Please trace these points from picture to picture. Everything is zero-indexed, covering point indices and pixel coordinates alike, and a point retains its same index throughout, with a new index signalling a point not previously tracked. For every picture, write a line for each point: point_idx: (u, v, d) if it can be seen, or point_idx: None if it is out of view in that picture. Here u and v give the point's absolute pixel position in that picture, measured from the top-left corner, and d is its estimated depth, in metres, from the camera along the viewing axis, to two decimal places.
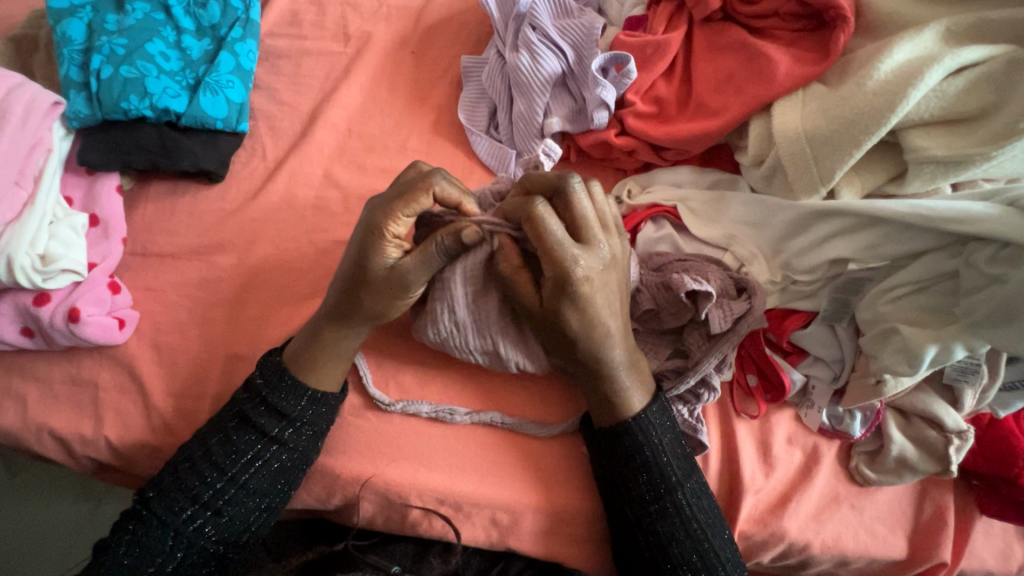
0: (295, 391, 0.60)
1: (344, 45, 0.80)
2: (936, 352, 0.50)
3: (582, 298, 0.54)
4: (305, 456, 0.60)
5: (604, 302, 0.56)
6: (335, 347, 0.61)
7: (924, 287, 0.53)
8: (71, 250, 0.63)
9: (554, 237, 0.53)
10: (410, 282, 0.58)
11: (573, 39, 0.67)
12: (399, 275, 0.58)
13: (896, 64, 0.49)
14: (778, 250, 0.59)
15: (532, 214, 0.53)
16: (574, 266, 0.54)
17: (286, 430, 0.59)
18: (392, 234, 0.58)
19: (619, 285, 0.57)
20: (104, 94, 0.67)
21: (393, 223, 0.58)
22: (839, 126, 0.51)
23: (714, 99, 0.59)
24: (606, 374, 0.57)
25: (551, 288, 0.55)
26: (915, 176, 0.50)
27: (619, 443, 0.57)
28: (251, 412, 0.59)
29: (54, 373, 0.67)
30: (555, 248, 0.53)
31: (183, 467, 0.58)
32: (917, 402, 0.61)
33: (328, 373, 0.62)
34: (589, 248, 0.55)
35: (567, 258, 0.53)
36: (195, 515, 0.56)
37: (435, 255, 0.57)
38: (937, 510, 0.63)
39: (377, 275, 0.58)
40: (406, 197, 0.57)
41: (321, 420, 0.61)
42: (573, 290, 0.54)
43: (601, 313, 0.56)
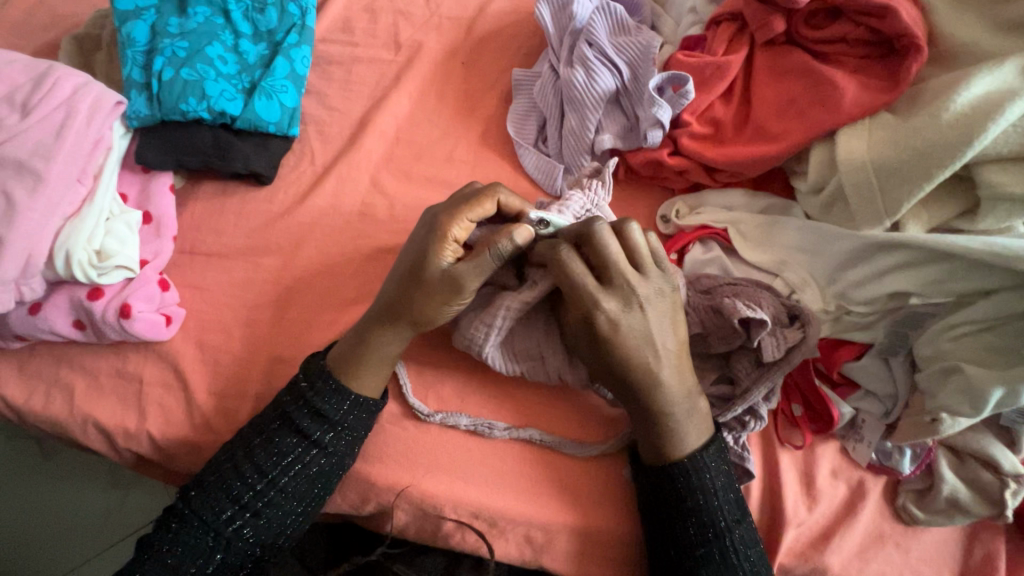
0: (339, 395, 0.60)
1: (394, 53, 0.81)
2: (1003, 395, 0.49)
3: (608, 339, 0.55)
4: (345, 463, 0.60)
5: (646, 339, 0.55)
6: (382, 358, 0.61)
7: (991, 326, 0.51)
8: (126, 247, 0.64)
9: (581, 282, 0.55)
10: (463, 286, 0.58)
11: (629, 57, 0.66)
12: (452, 278, 0.58)
13: (974, 96, 0.48)
14: (833, 279, 0.58)
15: (558, 258, 0.56)
16: (598, 309, 0.55)
17: (328, 435, 0.59)
18: (452, 237, 0.59)
19: (664, 317, 0.56)
20: (164, 95, 0.69)
21: (456, 225, 0.59)
22: (910, 157, 0.49)
23: (775, 124, 0.58)
24: (655, 415, 0.56)
25: (584, 330, 0.56)
26: (989, 213, 0.49)
27: (672, 484, 0.56)
28: (294, 413, 0.59)
29: (102, 365, 0.68)
30: (578, 291, 0.55)
31: (226, 466, 0.58)
32: (971, 441, 0.59)
33: (371, 383, 0.61)
34: (617, 292, 0.56)
35: (591, 301, 0.55)
36: (234, 516, 0.56)
37: (487, 256, 0.57)
38: (988, 555, 0.61)
39: (432, 275, 0.59)
40: (471, 202, 0.60)
41: (360, 427, 0.61)
42: (601, 334, 0.55)
43: (638, 353, 0.55)
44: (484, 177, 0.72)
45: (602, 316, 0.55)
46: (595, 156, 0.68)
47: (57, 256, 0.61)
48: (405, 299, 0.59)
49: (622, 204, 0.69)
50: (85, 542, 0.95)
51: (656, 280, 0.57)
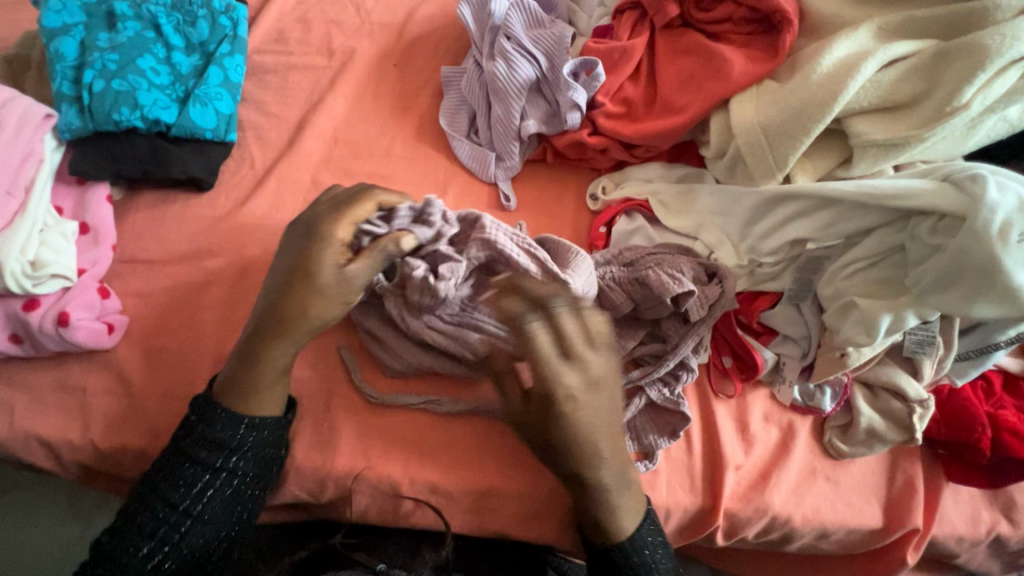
0: (231, 421, 0.58)
1: (328, 59, 0.84)
2: (890, 320, 0.54)
3: (562, 413, 0.54)
4: (260, 481, 0.60)
5: (596, 417, 0.55)
6: (272, 378, 0.60)
7: (876, 262, 0.57)
8: (62, 256, 0.65)
9: (543, 351, 0.54)
10: (353, 287, 0.59)
11: (545, 47, 0.71)
12: (344, 279, 0.59)
13: (837, 58, 0.54)
14: (744, 235, 0.63)
15: (524, 330, 0.55)
16: (558, 384, 0.54)
17: (232, 460, 0.58)
18: (338, 239, 0.60)
19: (610, 407, 0.56)
20: (96, 106, 0.70)
21: (338, 229, 0.60)
22: (790, 115, 0.55)
23: (678, 98, 0.64)
24: (591, 487, 0.56)
25: (535, 399, 0.56)
26: (861, 159, 0.55)
27: (615, 562, 0.56)
28: (187, 446, 0.57)
29: (42, 380, 0.67)
30: (542, 364, 0.54)
31: (133, 509, 0.57)
32: (882, 375, 0.65)
33: (271, 400, 0.60)
34: (579, 365, 0.55)
35: (555, 373, 0.54)
36: (152, 552, 0.54)
37: (376, 258, 0.59)
38: (908, 479, 0.66)
39: (325, 278, 0.59)
40: (349, 203, 0.62)
41: (262, 447, 0.59)
42: (557, 407, 0.54)
43: (586, 433, 0.55)
44: (421, 169, 0.75)
45: (561, 392, 0.54)
46: (523, 142, 0.73)
47: None
48: (305, 309, 0.59)
49: (553, 186, 0.74)
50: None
51: (607, 357, 0.56)
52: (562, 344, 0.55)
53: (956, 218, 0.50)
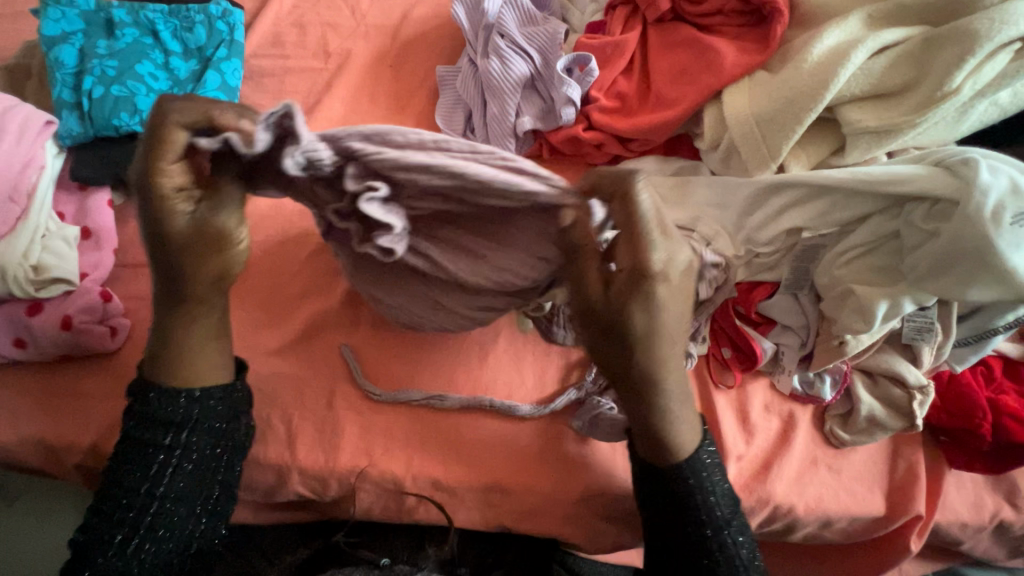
0: (171, 396, 0.55)
1: (325, 62, 0.85)
2: (888, 307, 0.54)
3: (653, 294, 0.46)
4: (221, 451, 0.57)
5: (667, 323, 0.48)
6: (206, 340, 0.56)
7: (872, 249, 0.57)
8: (64, 261, 0.66)
9: (649, 225, 0.44)
10: (226, 230, 0.49)
11: (539, 44, 0.71)
12: (205, 230, 0.48)
13: (827, 47, 0.55)
14: (740, 226, 0.64)
15: (630, 190, 0.44)
16: (655, 254, 0.45)
17: (183, 436, 0.55)
18: (171, 189, 0.46)
19: (682, 295, 0.48)
20: (96, 112, 0.70)
21: (163, 175, 0.45)
22: (782, 105, 0.56)
23: (671, 91, 0.64)
24: (651, 398, 0.52)
25: (625, 278, 0.46)
26: (854, 147, 0.55)
27: (676, 487, 0.54)
28: (135, 431, 0.55)
29: (48, 385, 0.68)
30: (641, 231, 0.44)
31: (99, 503, 0.54)
32: (881, 361, 0.65)
33: (213, 369, 0.57)
34: (671, 241, 0.46)
35: (650, 245, 0.45)
36: (126, 540, 0.52)
37: (231, 184, 0.48)
38: (910, 467, 0.66)
39: (181, 234, 0.48)
40: (156, 142, 0.44)
41: (216, 417, 0.56)
42: (649, 285, 0.46)
43: (659, 325, 0.48)
44: None
45: (656, 269, 0.45)
46: (519, 139, 0.73)
47: None
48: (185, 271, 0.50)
49: None
50: None
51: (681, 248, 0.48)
52: (661, 218, 0.46)
53: (950, 203, 0.50)
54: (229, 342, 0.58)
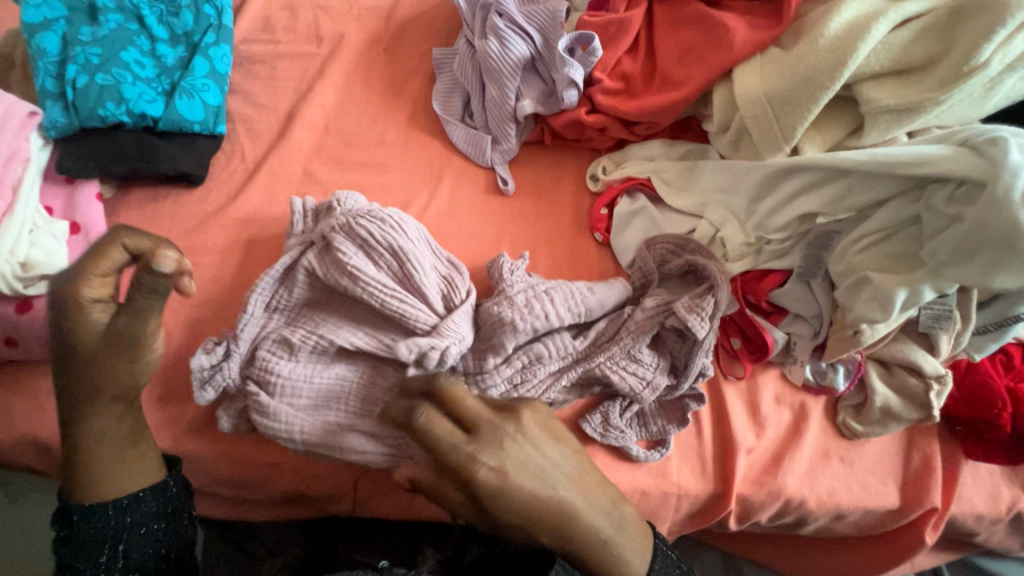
0: (98, 510, 0.52)
1: (317, 46, 0.81)
2: (907, 296, 0.52)
3: (501, 464, 0.45)
4: (174, 532, 0.55)
5: (542, 470, 0.47)
6: (123, 441, 0.53)
7: (890, 234, 0.54)
8: (52, 257, 0.64)
9: (463, 406, 0.47)
10: (141, 337, 0.49)
11: (539, 23, 0.68)
12: (116, 336, 0.48)
13: (845, 20, 0.52)
14: (751, 213, 0.61)
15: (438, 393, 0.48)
16: (478, 470, 0.45)
17: (126, 537, 0.53)
18: (88, 300, 0.47)
19: (563, 463, 0.49)
20: (80, 102, 0.68)
21: (84, 287, 0.47)
22: (796, 84, 0.53)
23: (678, 71, 0.61)
24: (591, 550, 0.49)
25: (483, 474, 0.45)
26: (873, 127, 0.52)
27: None
28: (68, 548, 0.51)
29: (40, 384, 0.67)
30: (472, 421, 0.47)
31: None
32: (897, 351, 0.63)
33: (139, 466, 0.54)
34: (488, 440, 0.46)
35: (471, 466, 0.45)
36: None
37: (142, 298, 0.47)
38: (925, 458, 0.64)
39: (89, 339, 0.48)
40: (91, 259, 0.47)
41: (152, 516, 0.54)
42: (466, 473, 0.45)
43: (533, 482, 0.46)
44: (416, 156, 0.73)
45: (482, 468, 0.45)
46: (519, 124, 0.71)
47: None
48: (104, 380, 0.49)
49: (551, 169, 0.72)
50: None
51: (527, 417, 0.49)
52: (480, 423, 0.47)
53: (975, 185, 0.48)
54: (151, 444, 0.55)
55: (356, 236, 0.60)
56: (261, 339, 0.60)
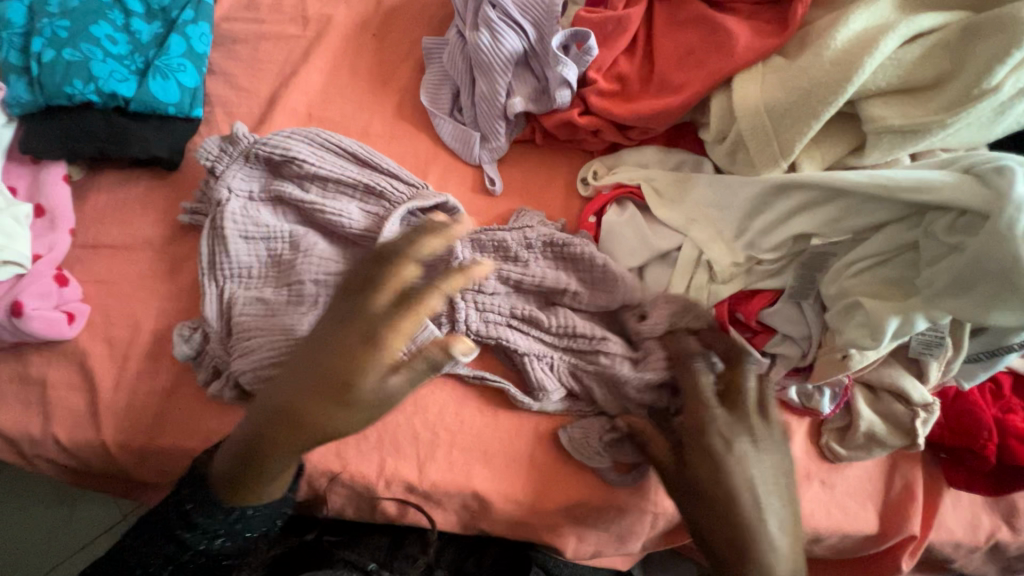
0: (228, 504, 0.55)
1: (302, 29, 0.78)
2: (899, 323, 0.50)
3: (722, 468, 0.51)
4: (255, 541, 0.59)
5: (755, 482, 0.51)
6: (280, 472, 0.50)
7: (886, 260, 0.52)
8: (14, 241, 0.61)
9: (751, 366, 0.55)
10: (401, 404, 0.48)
11: (534, 16, 0.65)
12: (388, 401, 0.47)
13: (852, 33, 0.49)
14: (742, 231, 0.59)
15: (689, 366, 0.55)
16: (711, 419, 0.52)
17: (230, 530, 0.56)
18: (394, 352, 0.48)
19: (782, 477, 0.52)
20: (45, 78, 0.64)
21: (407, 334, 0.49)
22: (797, 97, 0.50)
23: (676, 75, 0.58)
24: None
25: (681, 456, 0.54)
26: (875, 147, 0.50)
27: None
28: (191, 512, 0.55)
29: (3, 371, 0.65)
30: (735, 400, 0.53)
31: (132, 547, 0.57)
32: (884, 376, 0.61)
33: (268, 490, 0.52)
34: (740, 417, 0.53)
35: (711, 416, 0.52)
36: None
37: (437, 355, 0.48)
38: (907, 484, 0.63)
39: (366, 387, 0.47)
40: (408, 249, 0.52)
41: (263, 522, 0.57)
42: (712, 454, 0.51)
43: (741, 494, 0.50)
44: (402, 150, 0.70)
45: (716, 437, 0.52)
46: (510, 122, 0.68)
47: None
48: (293, 405, 0.48)
49: (541, 171, 0.69)
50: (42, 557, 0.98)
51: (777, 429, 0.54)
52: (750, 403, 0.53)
53: (978, 215, 0.45)
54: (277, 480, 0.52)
55: (315, 143, 0.65)
56: (238, 295, 0.62)
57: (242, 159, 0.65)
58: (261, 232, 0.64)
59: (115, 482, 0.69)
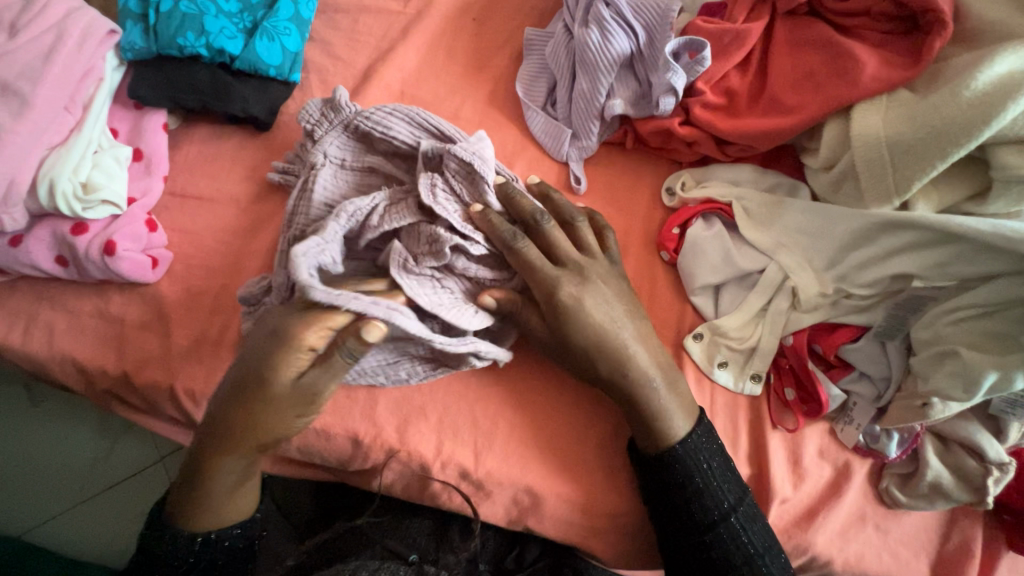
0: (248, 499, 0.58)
1: (403, 5, 0.78)
2: (996, 379, 0.49)
3: (562, 309, 0.55)
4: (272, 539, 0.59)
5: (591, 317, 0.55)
6: (227, 491, 0.54)
7: (992, 312, 0.51)
8: (113, 182, 0.63)
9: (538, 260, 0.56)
10: (319, 393, 0.50)
11: (647, 20, 0.65)
12: (306, 390, 0.50)
13: (996, 74, 0.48)
14: (834, 263, 0.58)
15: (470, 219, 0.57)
16: (561, 286, 0.55)
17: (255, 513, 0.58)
18: (303, 346, 0.48)
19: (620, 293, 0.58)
20: (161, 27, 0.66)
21: (308, 334, 0.48)
22: (926, 135, 0.50)
23: (790, 97, 0.58)
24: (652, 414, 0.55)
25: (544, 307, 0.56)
26: (1001, 195, 0.50)
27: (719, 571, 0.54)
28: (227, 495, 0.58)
29: (84, 305, 0.67)
30: (540, 271, 0.56)
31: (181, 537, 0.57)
32: (958, 429, 0.59)
33: (221, 513, 0.55)
34: (571, 269, 0.57)
35: (553, 278, 0.56)
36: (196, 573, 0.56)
37: (346, 361, 0.49)
38: (965, 541, 0.61)
39: (280, 389, 0.49)
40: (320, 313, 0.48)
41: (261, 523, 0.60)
42: (559, 303, 0.55)
43: (595, 327, 0.55)
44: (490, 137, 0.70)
45: (565, 291, 0.55)
46: (604, 123, 0.67)
47: (41, 186, 0.60)
48: (253, 419, 0.50)
49: (627, 174, 0.68)
50: (80, 484, 1.01)
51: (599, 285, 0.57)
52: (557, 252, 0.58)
53: None
54: (221, 497, 0.54)
55: (403, 117, 0.64)
56: (302, 258, 0.61)
57: (341, 127, 0.66)
58: (336, 198, 0.63)
59: (168, 427, 0.70)
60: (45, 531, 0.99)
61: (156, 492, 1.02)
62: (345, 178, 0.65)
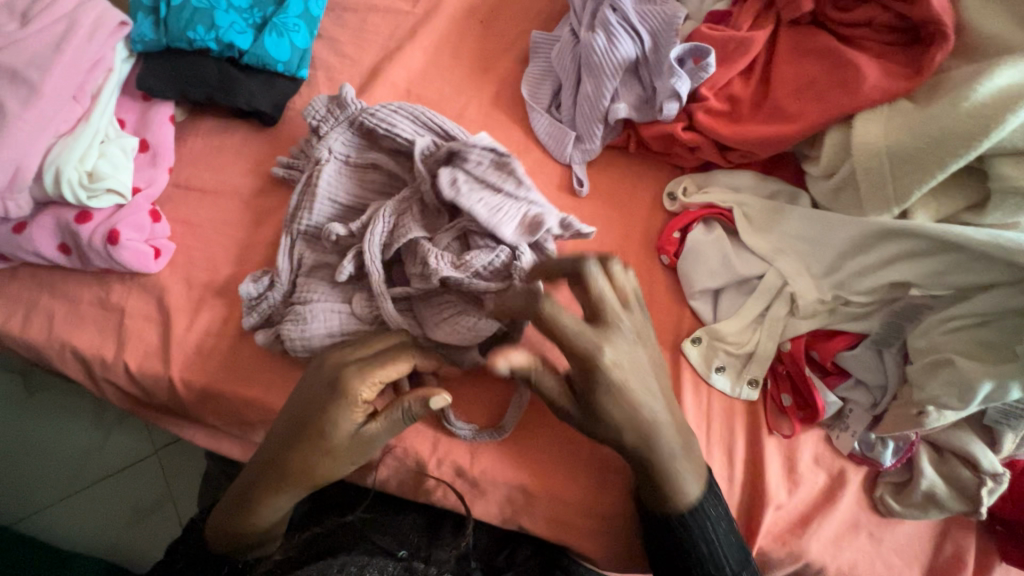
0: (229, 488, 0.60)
1: (412, 5, 0.79)
2: (991, 388, 0.50)
3: (603, 391, 0.50)
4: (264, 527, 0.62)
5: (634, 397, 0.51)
6: (275, 518, 0.56)
7: (988, 321, 0.52)
8: (119, 172, 0.63)
9: (564, 325, 0.49)
10: (373, 446, 0.54)
11: (652, 26, 0.66)
12: (363, 441, 0.54)
13: (996, 87, 0.49)
14: (832, 270, 0.58)
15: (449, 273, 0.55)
16: (601, 356, 0.50)
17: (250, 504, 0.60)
18: (361, 401, 0.53)
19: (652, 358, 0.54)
20: (172, 21, 0.67)
21: (362, 389, 0.53)
22: (925, 145, 0.50)
23: (792, 105, 0.59)
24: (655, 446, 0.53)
25: (579, 374, 0.50)
26: (999, 206, 0.50)
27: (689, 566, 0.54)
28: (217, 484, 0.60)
29: (85, 294, 0.67)
30: (574, 340, 0.50)
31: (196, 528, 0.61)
32: (954, 439, 0.60)
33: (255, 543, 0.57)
34: (604, 329, 0.51)
35: (590, 347, 0.49)
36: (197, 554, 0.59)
37: (402, 415, 0.54)
38: (958, 551, 0.61)
39: (341, 440, 0.53)
40: (380, 362, 0.54)
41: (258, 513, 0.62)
42: (602, 380, 0.50)
43: (633, 411, 0.51)
44: (494, 138, 0.71)
45: (604, 361, 0.50)
46: (608, 126, 0.68)
47: (47, 173, 0.60)
48: (308, 465, 0.54)
49: (629, 177, 0.69)
50: (74, 475, 1.01)
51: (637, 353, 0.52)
52: (592, 311, 0.51)
53: None
54: (257, 525, 0.56)
55: (409, 117, 0.64)
56: (308, 257, 0.62)
57: (347, 123, 0.66)
58: (340, 196, 0.64)
59: (164, 419, 0.70)
60: (37, 521, 0.99)
61: (150, 485, 1.01)
62: (349, 176, 0.65)
